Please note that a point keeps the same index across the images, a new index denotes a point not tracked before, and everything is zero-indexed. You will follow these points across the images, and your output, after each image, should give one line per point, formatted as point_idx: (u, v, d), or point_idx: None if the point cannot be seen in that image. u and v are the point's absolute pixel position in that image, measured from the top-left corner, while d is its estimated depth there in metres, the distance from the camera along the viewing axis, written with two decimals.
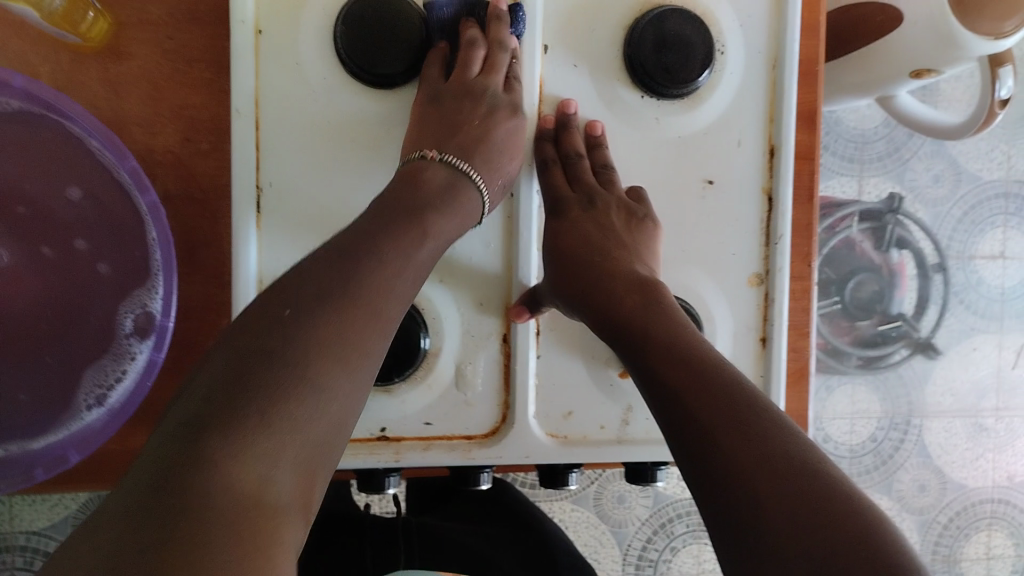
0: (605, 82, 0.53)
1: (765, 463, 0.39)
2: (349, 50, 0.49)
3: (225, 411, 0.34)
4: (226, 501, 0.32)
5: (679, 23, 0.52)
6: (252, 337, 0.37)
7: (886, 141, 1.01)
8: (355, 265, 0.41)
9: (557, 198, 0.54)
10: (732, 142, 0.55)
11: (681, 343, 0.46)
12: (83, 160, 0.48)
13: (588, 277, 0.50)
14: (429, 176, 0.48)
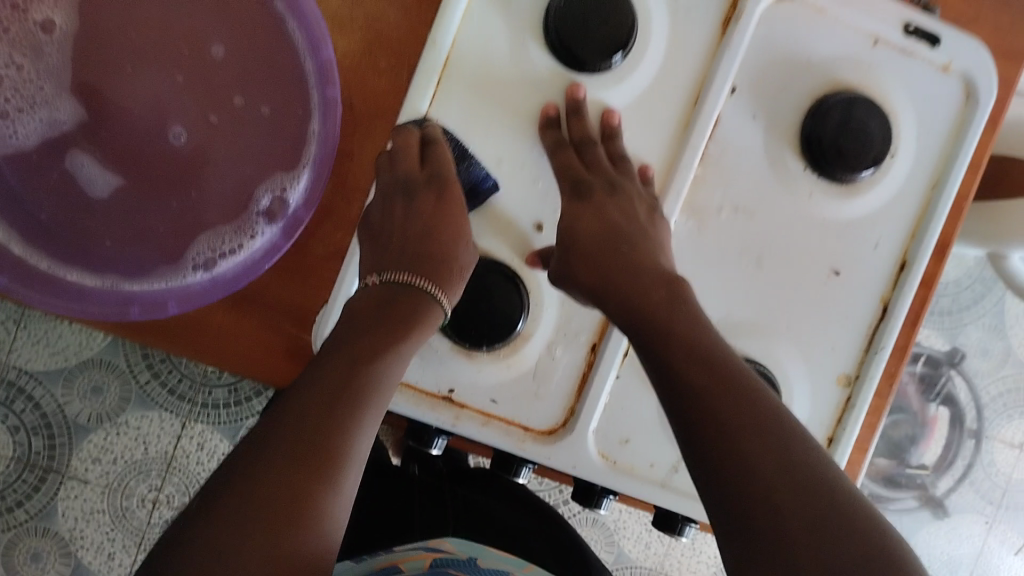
0: (775, 142, 0.54)
1: (781, 474, 0.39)
2: (557, 24, 0.49)
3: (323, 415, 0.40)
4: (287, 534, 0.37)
5: (865, 112, 0.52)
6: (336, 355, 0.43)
7: (954, 298, 1.03)
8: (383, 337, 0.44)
9: (577, 180, 0.51)
10: (870, 243, 0.55)
11: (708, 345, 0.44)
12: (272, 27, 0.49)
13: (621, 260, 0.49)
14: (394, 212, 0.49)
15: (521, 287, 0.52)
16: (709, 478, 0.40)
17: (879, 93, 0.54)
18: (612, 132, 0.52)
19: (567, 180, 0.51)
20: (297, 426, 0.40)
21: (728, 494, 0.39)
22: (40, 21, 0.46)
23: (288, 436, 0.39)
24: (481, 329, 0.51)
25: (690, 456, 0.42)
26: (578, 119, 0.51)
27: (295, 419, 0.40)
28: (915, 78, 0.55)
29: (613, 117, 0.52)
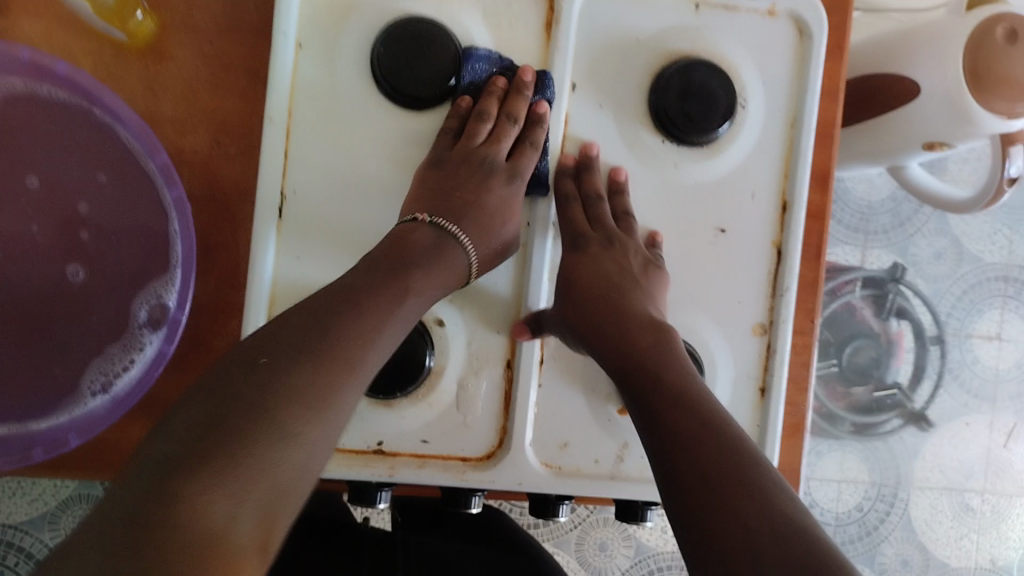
0: (627, 123, 0.55)
1: (746, 503, 0.41)
2: (383, 67, 0.50)
3: (257, 409, 0.37)
4: (186, 481, 0.34)
5: (703, 73, 0.53)
6: (245, 375, 0.39)
7: (891, 213, 1.04)
8: (332, 317, 0.42)
9: (575, 236, 0.54)
10: (746, 194, 0.56)
11: (692, 396, 0.47)
12: (104, 143, 0.50)
13: (596, 308, 0.52)
14: (417, 237, 0.49)
15: (422, 329, 0.52)
16: (692, 527, 0.42)
17: (715, 51, 0.55)
18: (616, 186, 0.55)
19: (568, 233, 0.55)
20: (209, 410, 0.37)
21: (689, 519, 0.42)
22: None
23: (175, 441, 0.36)
24: (389, 375, 0.52)
25: (669, 486, 0.44)
26: (589, 175, 0.54)
27: (186, 424, 0.37)
28: (746, 28, 0.56)
29: (591, 148, 0.54)
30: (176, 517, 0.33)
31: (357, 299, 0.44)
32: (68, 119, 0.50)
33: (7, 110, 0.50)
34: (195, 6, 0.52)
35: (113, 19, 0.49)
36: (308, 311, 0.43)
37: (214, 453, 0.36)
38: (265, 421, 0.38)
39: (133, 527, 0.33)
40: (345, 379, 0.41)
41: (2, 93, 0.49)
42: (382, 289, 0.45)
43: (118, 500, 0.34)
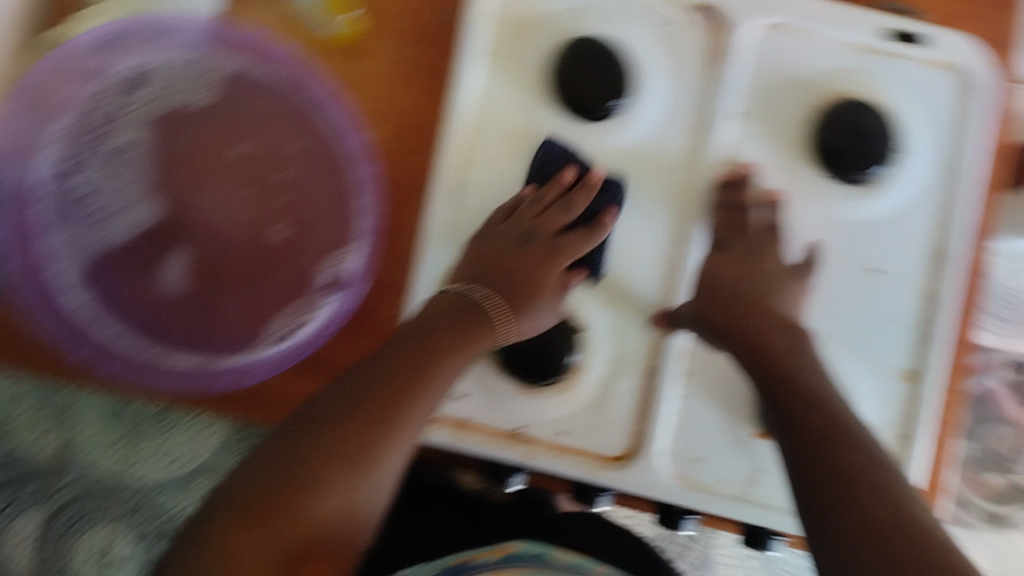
0: (788, 158, 0.57)
1: (876, 516, 0.43)
2: (561, 79, 0.55)
3: (341, 424, 0.44)
4: (266, 459, 0.44)
5: (872, 115, 0.55)
6: (380, 369, 0.47)
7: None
8: (438, 329, 0.49)
9: (723, 239, 0.56)
10: (905, 239, 0.57)
11: (823, 398, 0.49)
12: (307, 123, 0.56)
13: (735, 307, 0.54)
14: (434, 308, 0.51)
15: (573, 323, 0.55)
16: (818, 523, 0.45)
17: (875, 96, 0.56)
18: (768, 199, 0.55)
19: (715, 237, 0.56)
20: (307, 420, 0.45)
21: (817, 523, 0.45)
22: (118, 146, 0.53)
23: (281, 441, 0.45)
24: (539, 364, 0.54)
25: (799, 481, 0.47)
26: (738, 189, 0.55)
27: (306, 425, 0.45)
28: (906, 76, 0.57)
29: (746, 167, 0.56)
30: (266, 497, 0.43)
31: (467, 315, 0.51)
32: (278, 97, 0.56)
33: (229, 84, 0.56)
34: (395, 4, 0.56)
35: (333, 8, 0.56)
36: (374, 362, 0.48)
37: (282, 460, 0.44)
38: (344, 481, 0.44)
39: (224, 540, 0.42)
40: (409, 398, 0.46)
41: (228, 68, 0.55)
42: (432, 337, 0.48)
43: (245, 476, 0.44)
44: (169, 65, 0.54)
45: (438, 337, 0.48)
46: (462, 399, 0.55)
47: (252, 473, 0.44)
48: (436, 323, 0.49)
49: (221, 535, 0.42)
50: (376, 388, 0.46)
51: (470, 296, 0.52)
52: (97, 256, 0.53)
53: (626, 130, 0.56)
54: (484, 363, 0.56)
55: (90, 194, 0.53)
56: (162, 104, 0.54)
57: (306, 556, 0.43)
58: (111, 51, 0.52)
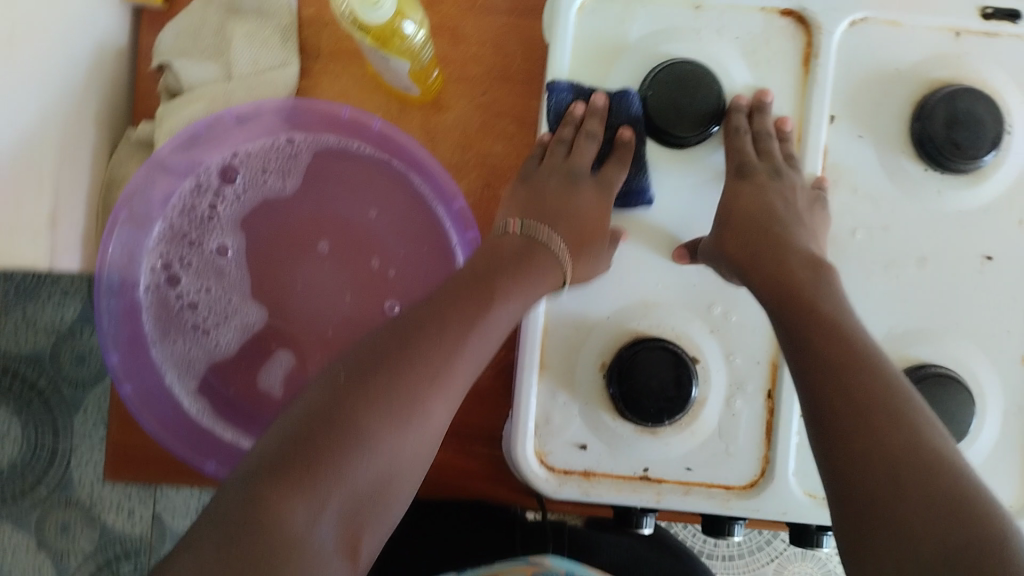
0: (887, 153, 0.55)
1: (925, 503, 0.36)
2: (651, 107, 0.54)
3: (382, 384, 0.42)
4: (296, 418, 0.41)
5: (971, 101, 0.53)
6: (400, 335, 0.44)
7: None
8: (477, 289, 0.48)
9: (742, 163, 0.54)
10: (1013, 221, 0.55)
11: (843, 331, 0.45)
12: (399, 192, 0.56)
13: (756, 237, 0.52)
14: (504, 246, 0.53)
15: (685, 358, 0.54)
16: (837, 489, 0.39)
17: (979, 80, 0.55)
18: (785, 136, 0.54)
19: (732, 161, 0.54)
20: (347, 375, 0.42)
21: (855, 510, 0.38)
22: (217, 246, 0.55)
23: (316, 397, 0.42)
24: (660, 405, 0.53)
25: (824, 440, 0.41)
26: (761, 118, 0.54)
27: (341, 379, 0.42)
28: (1011, 55, 0.55)
29: (785, 122, 0.54)
30: (297, 454, 0.39)
31: (485, 278, 0.49)
32: (369, 172, 0.56)
33: (318, 167, 0.56)
34: (470, 63, 0.58)
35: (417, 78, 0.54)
36: (396, 331, 0.45)
37: (325, 421, 0.40)
38: (365, 446, 0.40)
39: (250, 494, 0.37)
40: (434, 376, 0.43)
41: (315, 150, 0.55)
42: (462, 307, 0.47)
43: (279, 437, 0.40)
44: (253, 153, 0.54)
45: (487, 287, 0.48)
46: (583, 449, 0.55)
47: (287, 430, 0.40)
48: (501, 264, 0.50)
49: (245, 493, 0.37)
50: (419, 351, 0.43)
51: (546, 242, 0.54)
52: (204, 364, 0.55)
53: (730, 156, 0.55)
54: (599, 409, 0.55)
55: (193, 303, 0.55)
56: (254, 197, 0.56)
57: (283, 555, 0.36)
58: (203, 149, 0.53)
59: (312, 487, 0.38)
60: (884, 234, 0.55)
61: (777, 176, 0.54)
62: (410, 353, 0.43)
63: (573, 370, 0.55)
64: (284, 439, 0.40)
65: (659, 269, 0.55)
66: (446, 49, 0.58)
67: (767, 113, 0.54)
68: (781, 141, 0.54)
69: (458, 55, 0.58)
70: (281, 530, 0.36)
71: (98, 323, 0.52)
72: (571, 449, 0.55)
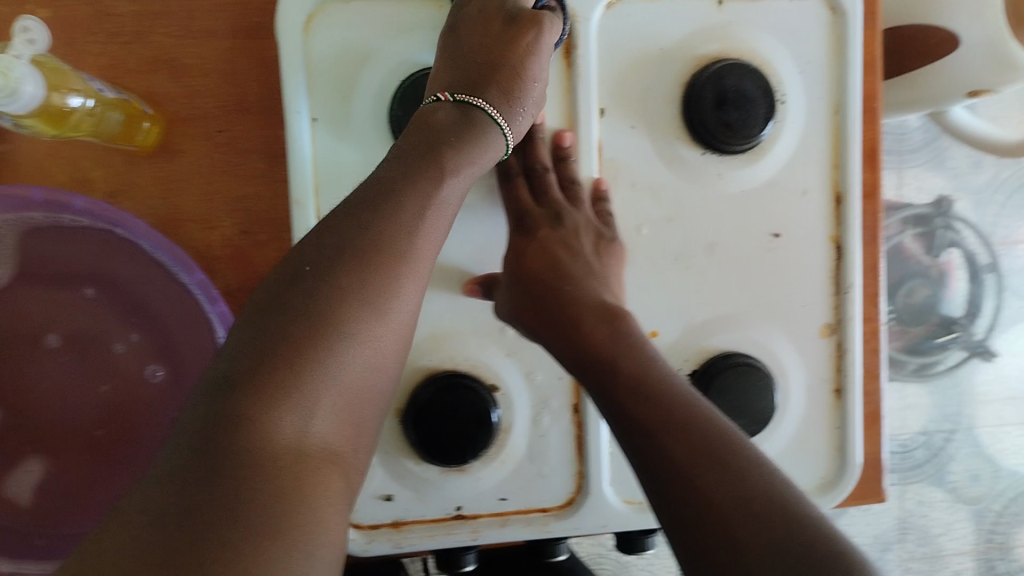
0: (663, 140, 0.52)
1: (777, 547, 0.35)
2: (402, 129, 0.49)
3: (347, 289, 0.38)
4: (275, 321, 0.36)
5: (738, 78, 0.50)
6: (346, 227, 0.39)
7: (923, 129, 0.98)
8: (432, 165, 0.43)
9: (522, 214, 0.51)
10: (796, 193, 0.53)
11: (654, 381, 0.43)
12: (134, 262, 0.50)
13: (548, 304, 0.50)
14: (438, 117, 0.46)
15: (482, 389, 0.50)
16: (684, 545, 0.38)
17: (746, 50, 0.51)
18: (564, 155, 0.52)
19: (512, 210, 0.51)
20: (317, 268, 0.38)
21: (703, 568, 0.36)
22: None
23: (294, 292, 0.37)
24: (461, 444, 0.49)
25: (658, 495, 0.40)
26: (536, 147, 0.52)
27: (306, 282, 0.37)
28: (777, 17, 0.52)
29: (563, 138, 0.51)
30: (272, 372, 0.35)
31: (444, 137, 0.45)
32: (90, 244, 0.50)
33: (28, 245, 0.50)
34: (197, 93, 0.51)
35: (120, 138, 0.49)
36: (336, 225, 0.40)
37: (296, 330, 0.36)
38: (332, 352, 0.36)
39: (224, 409, 0.33)
40: (397, 269, 0.40)
41: (19, 230, 0.49)
42: (422, 171, 0.43)
43: (247, 345, 0.35)
44: None
45: (439, 156, 0.44)
46: (388, 500, 0.51)
47: (252, 339, 0.35)
48: (439, 133, 0.45)
49: (204, 415, 0.33)
50: (387, 234, 0.40)
51: (481, 112, 0.47)
52: None
53: (504, 194, 0.51)
54: (401, 456, 0.51)
55: None
56: None
57: (297, 475, 0.34)
58: None
59: (310, 434, 0.35)
60: (670, 227, 0.52)
61: (557, 221, 0.53)
62: (364, 206, 0.40)
63: None
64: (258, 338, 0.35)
65: (440, 300, 0.51)
66: (166, 83, 0.50)
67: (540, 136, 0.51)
68: (559, 162, 0.52)
69: (182, 89, 0.50)
70: (280, 446, 0.34)
71: None
72: (376, 502, 0.51)
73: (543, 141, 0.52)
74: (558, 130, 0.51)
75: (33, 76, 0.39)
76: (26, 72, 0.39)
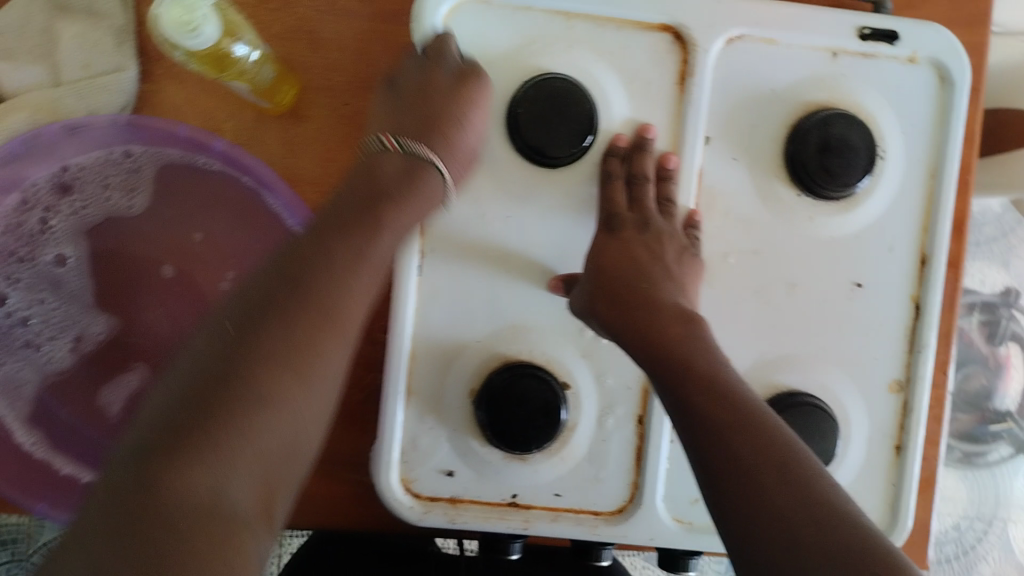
0: (763, 178, 0.54)
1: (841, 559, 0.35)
2: (518, 125, 0.51)
3: (245, 350, 0.40)
4: (179, 381, 0.39)
5: (844, 128, 0.52)
6: (274, 281, 0.43)
7: (997, 219, 0.99)
8: (347, 232, 0.46)
9: (611, 215, 0.52)
10: (884, 248, 0.55)
11: (720, 382, 0.44)
12: (256, 208, 0.54)
13: (627, 295, 0.49)
14: (383, 167, 0.50)
15: (554, 384, 0.52)
16: (743, 549, 0.38)
17: (854, 104, 0.54)
18: (667, 174, 0.53)
19: (602, 213, 0.52)
20: (216, 336, 0.41)
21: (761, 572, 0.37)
22: (53, 258, 0.53)
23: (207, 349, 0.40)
24: (528, 432, 0.51)
25: (716, 498, 0.40)
26: (641, 156, 0.52)
27: (214, 336, 0.41)
28: (887, 77, 0.54)
29: (668, 161, 0.53)
30: (186, 434, 0.37)
31: (369, 197, 0.48)
32: (219, 186, 0.54)
33: (165, 179, 0.54)
34: (333, 68, 0.54)
35: (264, 95, 0.51)
36: (272, 271, 0.43)
37: (211, 398, 0.38)
38: (240, 421, 0.38)
39: (147, 466, 0.36)
40: (323, 334, 0.42)
41: (157, 163, 0.54)
42: (337, 228, 0.46)
43: (165, 397, 0.39)
44: (88, 164, 0.52)
45: (357, 218, 0.46)
46: (450, 475, 0.53)
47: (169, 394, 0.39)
48: (384, 186, 0.48)
49: (115, 484, 0.36)
50: (306, 293, 0.42)
51: (418, 153, 0.51)
52: (35, 388, 0.52)
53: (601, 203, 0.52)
54: (467, 435, 0.53)
55: (24, 319, 0.52)
56: (94, 211, 0.54)
57: (201, 530, 0.35)
58: (30, 157, 0.50)
59: (235, 526, 0.36)
60: (757, 261, 0.54)
61: (643, 228, 0.52)
62: (325, 257, 0.44)
63: (440, 395, 0.53)
64: (200, 376, 0.39)
65: (528, 295, 0.53)
66: (305, 53, 0.54)
67: (648, 151, 0.52)
68: (659, 178, 0.53)
69: (318, 60, 0.54)
70: (196, 509, 0.36)
71: None
72: (438, 475, 0.53)
73: (649, 150, 0.52)
74: (665, 153, 0.53)
75: (215, 20, 0.42)
76: (208, 13, 0.42)
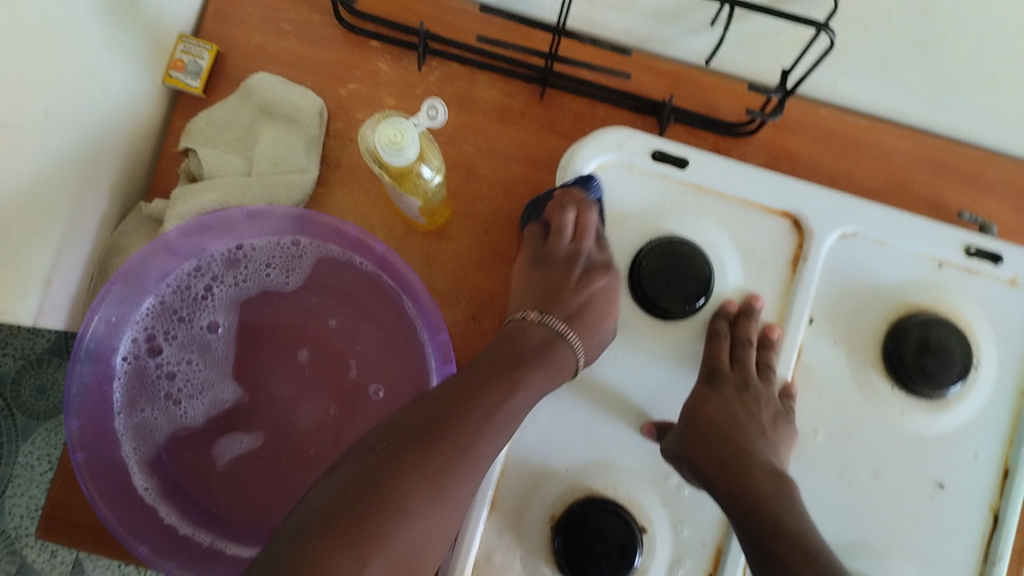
0: (858, 365, 0.57)
1: None
2: (640, 276, 0.56)
3: (385, 490, 0.42)
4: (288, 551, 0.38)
5: (944, 332, 0.55)
6: (399, 443, 0.44)
7: None
8: (468, 402, 0.48)
9: (713, 371, 0.55)
10: (969, 454, 0.56)
11: (804, 541, 0.45)
12: (391, 310, 0.60)
13: (723, 448, 0.51)
14: (526, 336, 0.54)
15: (634, 525, 0.53)
16: None
17: (955, 313, 0.57)
18: (769, 343, 0.56)
19: (705, 368, 0.56)
20: (358, 465, 0.43)
21: None
22: (207, 323, 0.59)
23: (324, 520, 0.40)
24: (600, 567, 0.52)
25: None
26: (747, 323, 0.56)
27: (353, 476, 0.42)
28: (988, 293, 0.58)
29: (772, 331, 0.57)
30: None
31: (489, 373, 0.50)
32: (363, 284, 0.60)
33: (318, 269, 0.60)
34: (479, 202, 0.61)
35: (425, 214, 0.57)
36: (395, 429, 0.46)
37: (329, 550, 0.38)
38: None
39: None
40: (451, 468, 0.44)
41: (318, 255, 0.60)
42: (462, 401, 0.48)
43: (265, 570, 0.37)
44: (259, 247, 0.59)
45: (486, 386, 0.49)
46: None
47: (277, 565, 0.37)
48: (503, 365, 0.51)
49: None
50: (435, 445, 0.45)
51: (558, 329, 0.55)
52: (164, 437, 0.58)
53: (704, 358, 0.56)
54: (540, 559, 0.54)
55: (169, 374, 0.58)
56: (253, 286, 0.60)
57: None
58: (210, 236, 0.57)
59: None
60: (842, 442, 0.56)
61: (744, 388, 0.55)
62: (437, 429, 0.45)
63: (522, 515, 0.55)
64: (348, 484, 0.42)
65: (621, 435, 0.56)
66: (459, 184, 0.61)
67: (754, 319, 0.56)
68: (762, 347, 0.56)
69: (470, 191, 0.61)
70: None
71: (68, 385, 0.55)
72: None
73: (755, 318, 0.56)
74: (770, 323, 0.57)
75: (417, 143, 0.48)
76: (414, 137, 0.48)
